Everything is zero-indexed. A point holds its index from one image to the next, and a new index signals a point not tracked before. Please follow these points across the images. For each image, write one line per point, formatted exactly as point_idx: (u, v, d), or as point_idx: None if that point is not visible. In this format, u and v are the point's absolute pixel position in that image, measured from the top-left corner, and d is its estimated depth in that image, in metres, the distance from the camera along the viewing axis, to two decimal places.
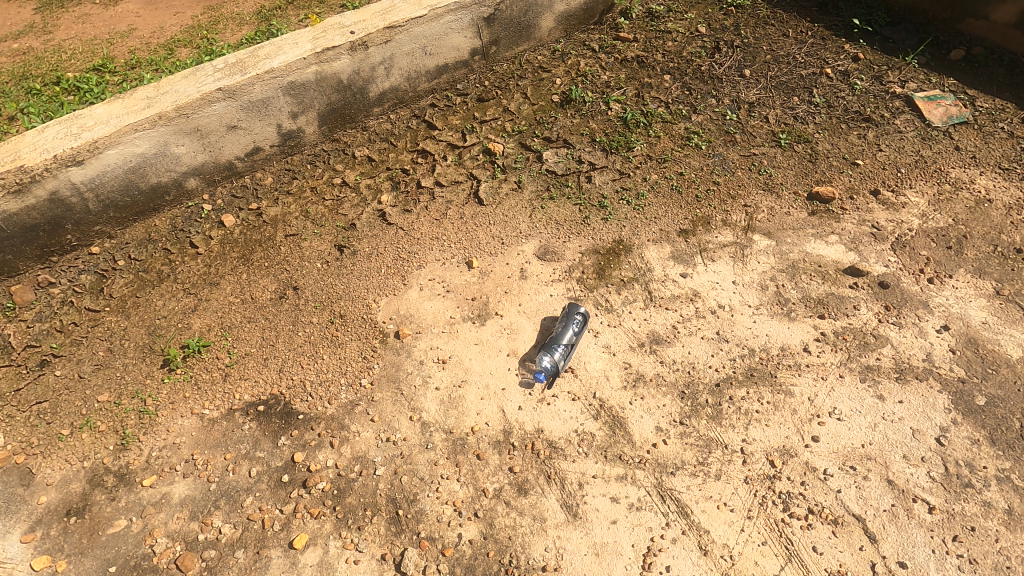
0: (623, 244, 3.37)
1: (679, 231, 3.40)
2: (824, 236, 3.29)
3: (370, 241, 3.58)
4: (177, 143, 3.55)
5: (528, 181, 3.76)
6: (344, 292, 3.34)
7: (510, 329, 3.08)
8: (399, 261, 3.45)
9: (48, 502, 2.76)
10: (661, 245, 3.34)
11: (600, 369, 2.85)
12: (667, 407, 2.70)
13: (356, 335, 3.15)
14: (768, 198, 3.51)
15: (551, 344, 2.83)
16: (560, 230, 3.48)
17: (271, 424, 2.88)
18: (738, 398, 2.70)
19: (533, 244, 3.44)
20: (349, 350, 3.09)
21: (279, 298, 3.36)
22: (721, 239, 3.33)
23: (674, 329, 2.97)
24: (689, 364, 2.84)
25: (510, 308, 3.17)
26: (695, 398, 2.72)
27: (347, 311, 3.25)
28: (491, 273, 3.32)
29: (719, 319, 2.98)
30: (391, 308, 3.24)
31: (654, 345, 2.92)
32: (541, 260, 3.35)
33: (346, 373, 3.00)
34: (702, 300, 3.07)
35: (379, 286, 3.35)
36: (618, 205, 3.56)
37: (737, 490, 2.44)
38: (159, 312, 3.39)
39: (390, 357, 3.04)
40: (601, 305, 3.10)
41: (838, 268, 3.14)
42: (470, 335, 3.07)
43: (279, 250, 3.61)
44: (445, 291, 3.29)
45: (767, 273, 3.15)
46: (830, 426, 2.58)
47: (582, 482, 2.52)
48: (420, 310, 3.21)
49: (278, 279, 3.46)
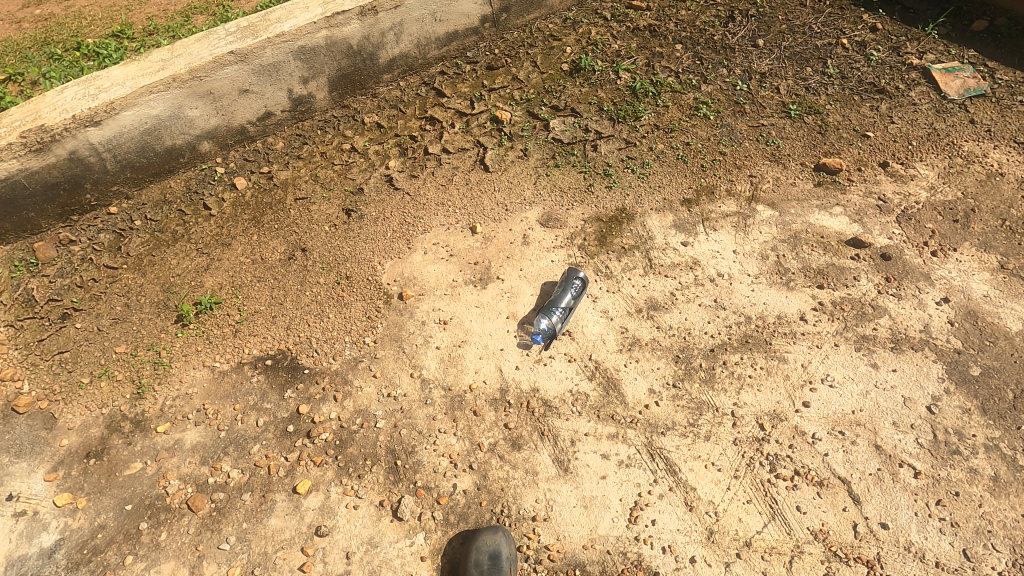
0: (626, 212, 3.39)
1: (682, 200, 3.40)
2: (828, 207, 3.27)
3: (377, 205, 3.64)
4: (190, 105, 3.63)
5: (534, 149, 3.78)
6: (350, 254, 3.42)
7: (511, 293, 3.13)
8: (405, 225, 3.52)
9: (69, 444, 2.92)
10: (664, 214, 3.35)
11: (597, 333, 2.90)
12: (661, 370, 2.75)
13: (361, 295, 3.24)
14: (774, 168, 3.49)
15: (551, 309, 2.92)
16: (563, 197, 3.51)
17: (279, 377, 2.99)
18: (732, 363, 2.74)
19: (536, 211, 3.47)
20: (353, 310, 3.19)
21: (288, 259, 3.46)
22: (724, 208, 3.34)
23: (672, 295, 3.01)
24: (685, 330, 2.88)
25: (511, 272, 3.22)
26: (689, 362, 2.76)
27: (352, 272, 3.34)
28: (494, 239, 3.38)
29: (717, 287, 3.01)
30: (395, 271, 3.32)
31: (651, 310, 2.96)
32: (544, 227, 3.40)
33: (351, 331, 3.11)
34: (701, 268, 3.09)
35: (384, 249, 3.42)
36: (623, 173, 3.57)
37: (726, 451, 2.50)
38: (174, 270, 3.51)
39: (393, 317, 3.13)
40: (601, 271, 3.13)
41: (841, 239, 3.13)
42: (471, 298, 3.14)
43: (289, 213, 3.69)
44: (448, 255, 3.35)
45: (768, 243, 3.15)
46: (822, 393, 2.61)
47: (574, 439, 2.59)
48: (423, 272, 3.29)
49: (288, 241, 3.55)
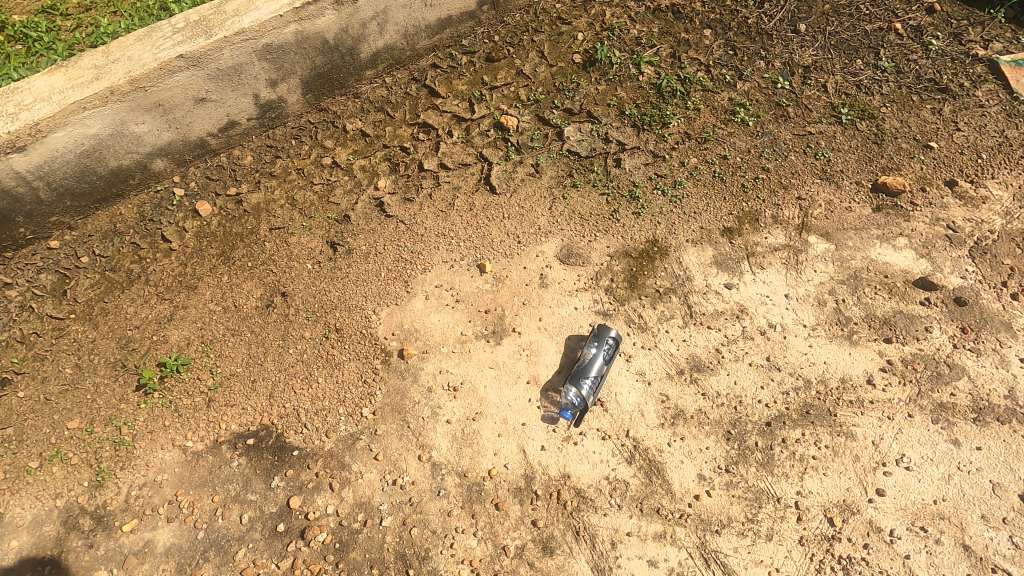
0: (658, 245, 2.94)
1: (722, 230, 2.95)
2: (891, 238, 2.84)
3: (366, 237, 3.13)
4: (136, 120, 3.02)
5: (547, 164, 3.26)
6: (339, 300, 2.95)
7: (530, 351, 2.71)
8: (402, 263, 3.03)
9: (19, 547, 2.49)
10: (702, 247, 2.91)
11: (633, 403, 2.51)
12: (711, 451, 2.38)
13: (354, 353, 2.79)
14: (826, 188, 3.03)
15: (581, 372, 2.48)
16: (584, 227, 3.04)
17: (263, 460, 2.57)
18: (793, 440, 2.38)
19: (554, 244, 3.01)
20: (346, 372, 2.74)
21: (266, 307, 2.96)
22: (771, 240, 2.90)
23: (717, 353, 2.60)
24: (735, 397, 2.49)
25: (529, 323, 2.79)
26: (743, 441, 2.39)
27: (343, 324, 2.88)
28: (507, 280, 2.92)
29: (770, 342, 2.61)
30: (393, 322, 2.86)
31: (694, 372, 2.56)
32: (563, 264, 2.94)
33: (345, 400, 2.67)
34: (749, 318, 2.68)
35: (379, 293, 2.95)
36: (651, 195, 3.09)
37: (791, 554, 2.17)
38: (131, 321, 3.00)
39: (394, 381, 2.69)
40: (633, 322, 2.71)
41: (907, 279, 2.72)
42: (483, 357, 2.71)
43: (263, 246, 3.16)
44: (453, 301, 2.89)
45: (825, 285, 2.73)
46: (898, 477, 2.27)
47: (615, 541, 2.25)
48: (426, 324, 2.84)
49: (264, 283, 3.04)
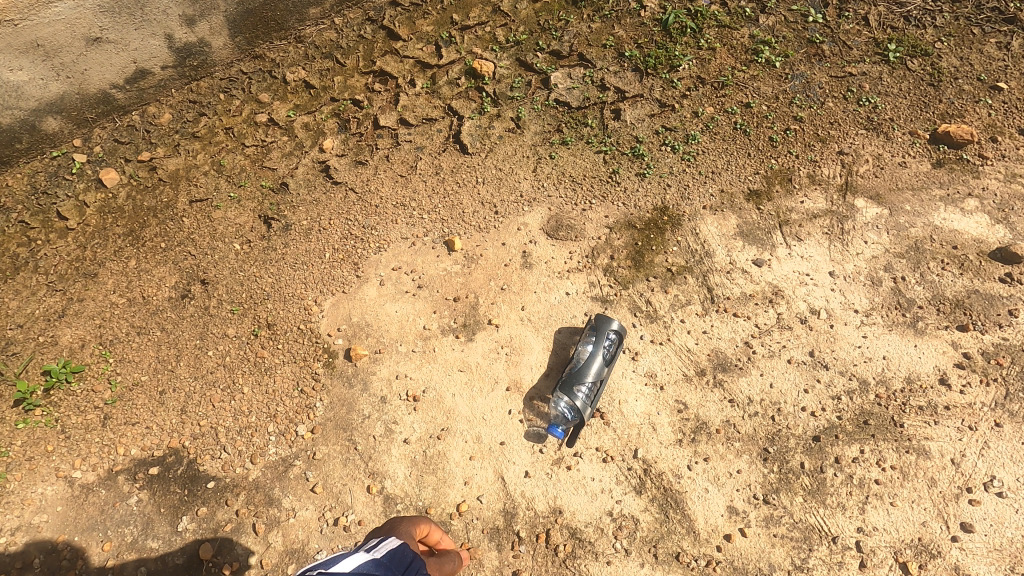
0: (668, 213, 2.37)
1: (747, 193, 2.39)
2: (958, 200, 2.29)
3: (307, 209, 2.53)
4: (8, 65, 2.34)
5: (531, 118, 2.66)
6: (273, 289, 2.36)
7: (510, 348, 2.15)
8: (351, 241, 2.44)
9: None
10: (723, 215, 2.34)
11: (643, 415, 1.96)
12: (744, 476, 1.84)
13: (289, 355, 2.22)
14: (873, 140, 2.46)
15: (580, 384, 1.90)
16: (576, 192, 2.47)
17: (170, 495, 2.01)
18: (850, 461, 1.84)
19: (539, 215, 2.43)
20: (278, 379, 2.17)
21: (181, 298, 2.37)
22: (809, 205, 2.34)
23: (747, 348, 2.06)
24: (772, 404, 1.96)
25: (509, 314, 2.22)
26: (785, 462, 1.85)
27: (276, 318, 2.29)
28: (481, 259, 2.35)
29: (813, 333, 2.06)
30: (339, 314, 2.28)
31: (718, 374, 2.02)
32: (551, 238, 2.37)
33: (275, 416, 2.11)
34: (786, 303, 2.13)
35: (322, 279, 2.36)
36: (659, 153, 2.51)
37: None
38: (14, 320, 2.35)
39: (338, 390, 2.13)
40: (640, 310, 2.16)
41: (982, 250, 2.17)
42: (451, 357, 2.15)
43: (180, 222, 2.56)
44: (414, 287, 2.32)
45: (879, 260, 2.18)
46: (988, 508, 1.76)
47: None
48: (380, 316, 2.26)
49: (180, 268, 2.44)
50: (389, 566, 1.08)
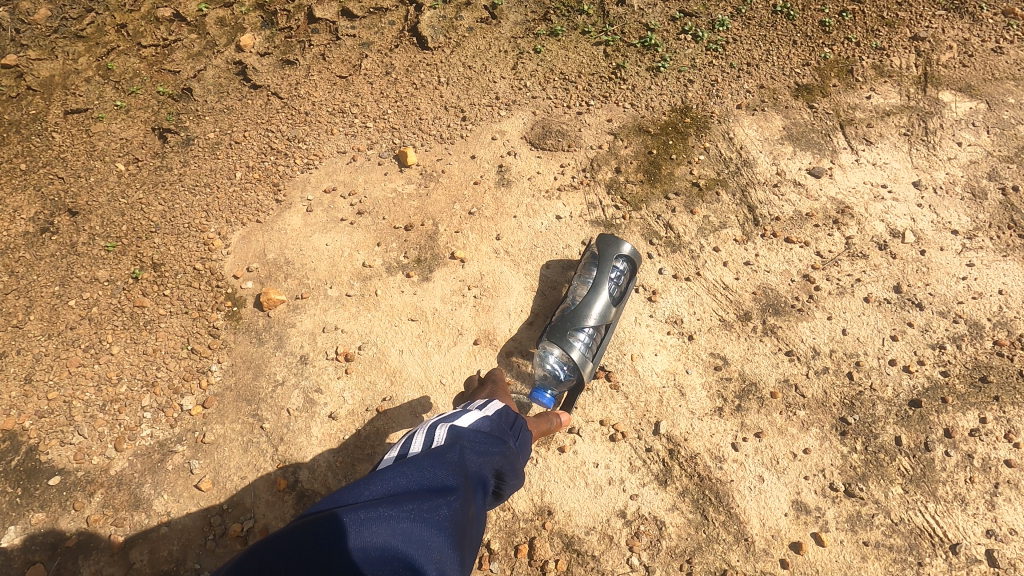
0: (691, 115, 1.79)
1: (796, 88, 1.81)
2: None
3: (216, 120, 1.93)
4: None
5: (509, 5, 2.05)
6: (163, 218, 1.76)
7: (480, 290, 1.57)
8: (272, 157, 1.85)
9: None
10: (765, 116, 1.76)
11: (665, 375, 1.39)
12: (815, 459, 1.28)
13: (179, 304, 1.62)
14: (957, 22, 1.88)
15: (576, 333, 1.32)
16: (569, 92, 1.87)
17: None
18: (967, 434, 1.28)
19: (521, 121, 1.84)
20: (161, 336, 1.57)
21: (41, 232, 1.75)
22: (879, 101, 1.76)
23: (806, 283, 1.49)
24: (847, 358, 1.39)
25: (478, 245, 1.63)
26: (873, 439, 1.29)
27: (165, 255, 1.69)
28: (442, 177, 1.76)
29: (898, 262, 1.49)
30: (250, 250, 1.69)
31: (769, 318, 1.45)
32: (536, 149, 1.78)
33: (153, 385, 1.51)
34: (857, 223, 1.56)
35: (230, 205, 1.77)
36: (677, 43, 1.92)
37: None
38: None
39: (242, 349, 1.55)
40: (658, 237, 1.58)
41: None
42: (399, 302, 1.57)
43: (50, 137, 1.93)
44: (352, 214, 1.72)
45: (978, 167, 1.61)
46: None
47: None
48: (304, 251, 1.67)
49: (43, 194, 1.82)
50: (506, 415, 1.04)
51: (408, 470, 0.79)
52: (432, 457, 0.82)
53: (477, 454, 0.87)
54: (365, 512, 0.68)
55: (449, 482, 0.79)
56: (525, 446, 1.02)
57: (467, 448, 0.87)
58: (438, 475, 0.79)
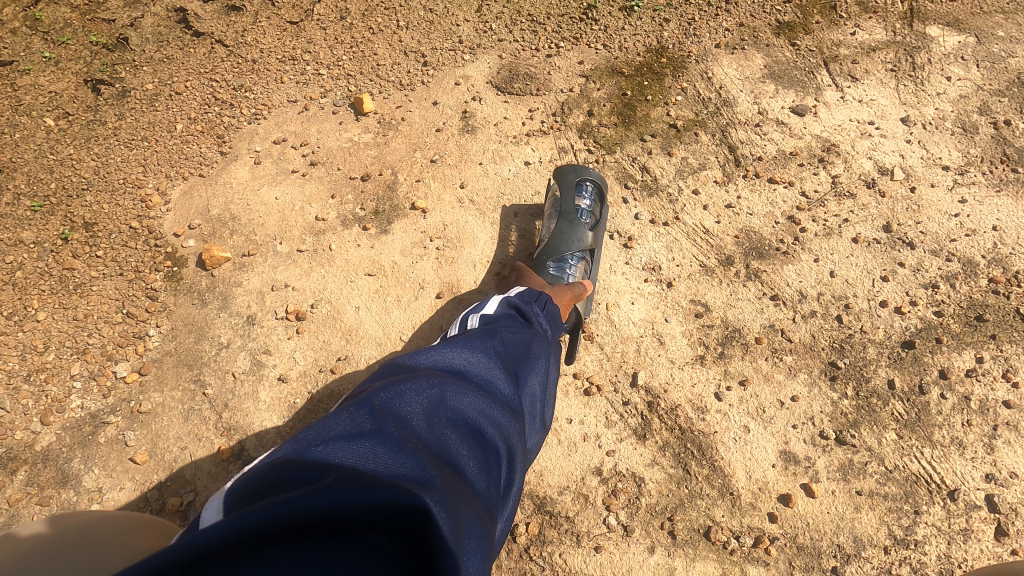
0: (667, 55, 1.68)
1: (777, 26, 1.70)
2: None
3: (153, 70, 1.77)
4: None
5: None
6: (96, 175, 1.60)
7: (443, 241, 1.46)
8: (217, 109, 1.70)
9: None
10: (746, 55, 1.66)
11: (643, 323, 1.29)
12: (803, 406, 1.19)
13: (113, 264, 1.48)
14: None
15: (557, 270, 1.28)
16: (537, 33, 1.75)
17: None
18: (962, 376, 1.19)
19: (486, 65, 1.71)
20: (93, 300, 1.43)
21: None
22: (864, 37, 1.66)
23: (791, 224, 1.39)
24: (835, 300, 1.30)
25: (441, 195, 1.52)
26: (864, 383, 1.20)
27: (97, 214, 1.54)
28: (401, 125, 1.63)
29: (887, 200, 1.40)
30: (192, 207, 1.55)
31: (753, 262, 1.35)
32: (502, 93, 1.66)
33: (83, 353, 1.37)
34: (843, 162, 1.46)
35: (169, 160, 1.63)
36: None
37: None
38: None
39: (183, 311, 1.41)
40: (633, 181, 1.47)
41: None
42: (356, 257, 1.45)
43: None
44: (305, 165, 1.59)
45: (969, 102, 1.53)
46: None
47: None
48: (251, 206, 1.54)
49: None
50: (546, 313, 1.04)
51: (465, 358, 0.78)
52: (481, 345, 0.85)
53: (523, 346, 0.88)
54: (431, 390, 0.68)
55: (499, 379, 0.78)
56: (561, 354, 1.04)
57: (514, 348, 0.86)
58: (490, 369, 0.78)
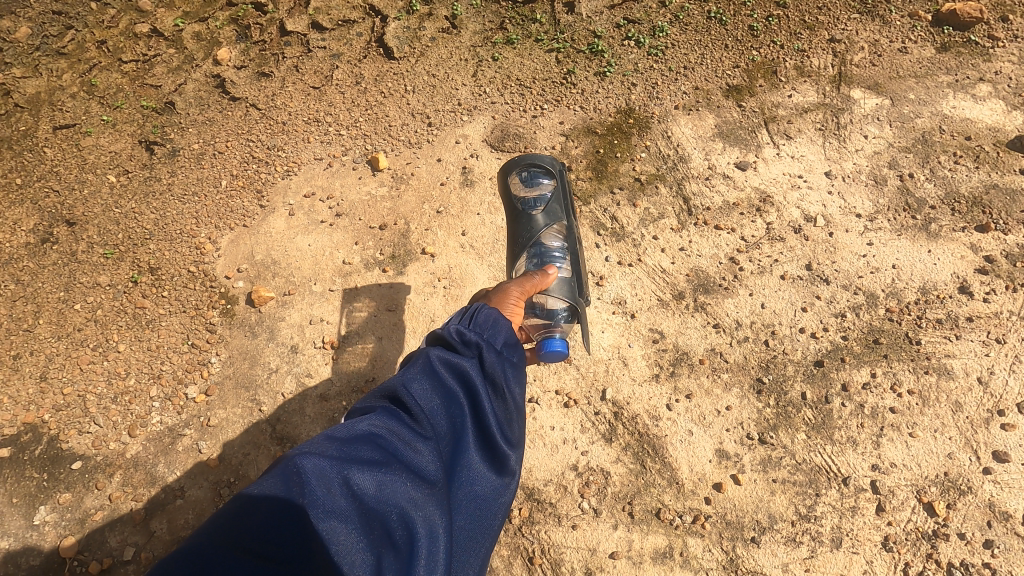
0: (634, 116, 1.99)
1: (726, 89, 2.02)
2: (967, 86, 1.96)
3: (197, 132, 2.08)
4: None
5: (469, 16, 2.21)
6: (156, 226, 1.91)
7: (449, 281, 1.78)
8: (254, 166, 2.01)
9: None
10: (699, 115, 1.97)
11: (611, 348, 1.61)
12: (734, 413, 1.51)
13: (177, 303, 1.80)
14: (869, 26, 2.09)
15: (539, 263, 1.42)
16: (525, 96, 2.06)
17: (22, 483, 1.57)
18: (859, 387, 1.52)
19: (481, 126, 2.02)
20: (163, 334, 1.75)
21: (41, 243, 1.90)
22: (798, 99, 1.98)
23: (731, 264, 1.72)
24: (764, 327, 1.62)
25: (447, 241, 1.83)
26: (782, 394, 1.53)
27: (160, 261, 1.86)
28: (412, 180, 1.94)
29: (809, 243, 1.73)
30: (239, 253, 1.86)
31: (699, 296, 1.67)
32: (495, 151, 1.97)
33: (159, 378, 1.69)
34: (776, 210, 1.78)
35: (217, 212, 1.94)
36: (621, 49, 2.11)
37: (873, 566, 1.35)
38: None
39: (237, 342, 1.73)
40: (604, 228, 1.79)
41: (997, 140, 1.86)
42: (378, 295, 1.77)
43: (41, 153, 2.05)
44: (331, 216, 1.90)
45: (881, 157, 1.85)
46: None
47: (591, 569, 1.39)
48: (289, 252, 1.85)
49: (40, 208, 1.95)
50: (480, 327, 0.98)
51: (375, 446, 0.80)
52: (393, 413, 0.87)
53: (434, 393, 0.87)
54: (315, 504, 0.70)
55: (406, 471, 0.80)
56: (524, 363, 1.00)
57: (438, 421, 0.85)
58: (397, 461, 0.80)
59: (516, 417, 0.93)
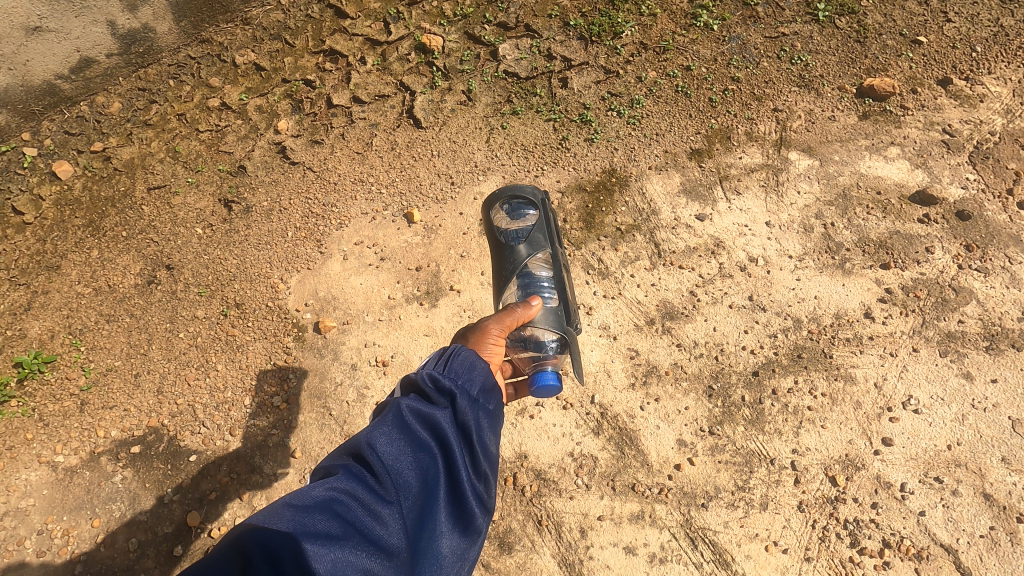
0: (616, 175, 2.49)
1: (690, 152, 2.51)
2: (881, 149, 2.46)
3: (265, 190, 2.58)
4: None
5: (481, 90, 2.70)
6: (239, 270, 2.41)
7: (472, 311, 2.28)
8: (313, 219, 2.51)
9: None
10: (668, 174, 2.47)
11: (598, 363, 2.10)
12: (691, 412, 2.01)
13: (260, 331, 2.30)
14: (806, 97, 2.59)
15: (527, 286, 1.90)
16: (528, 159, 2.56)
17: (153, 472, 2.07)
18: (785, 391, 2.02)
19: (494, 184, 2.52)
20: (251, 356, 2.25)
21: (148, 284, 2.40)
22: (747, 160, 2.48)
23: (692, 296, 2.21)
24: (715, 346, 2.12)
25: (469, 279, 2.33)
26: (728, 397, 2.03)
27: (244, 298, 2.36)
28: (440, 229, 2.44)
29: (752, 279, 2.23)
30: (306, 290, 2.37)
31: (666, 322, 2.17)
32: None
33: (250, 390, 2.19)
34: (727, 253, 2.28)
35: (286, 257, 2.44)
36: (606, 118, 2.60)
37: (790, 522, 1.85)
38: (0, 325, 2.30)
39: (309, 362, 2.23)
40: (592, 268, 2.29)
41: (901, 194, 2.36)
42: (417, 323, 2.27)
43: (140, 209, 2.55)
44: (377, 260, 2.40)
45: (810, 208, 2.35)
46: (905, 423, 1.96)
47: (584, 528, 1.88)
48: (345, 289, 2.35)
49: (144, 255, 2.45)
50: (454, 376, 1.22)
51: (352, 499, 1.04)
52: (376, 453, 1.09)
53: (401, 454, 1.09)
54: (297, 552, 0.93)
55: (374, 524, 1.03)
56: (492, 408, 1.23)
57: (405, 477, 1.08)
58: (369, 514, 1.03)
59: (475, 472, 1.13)
